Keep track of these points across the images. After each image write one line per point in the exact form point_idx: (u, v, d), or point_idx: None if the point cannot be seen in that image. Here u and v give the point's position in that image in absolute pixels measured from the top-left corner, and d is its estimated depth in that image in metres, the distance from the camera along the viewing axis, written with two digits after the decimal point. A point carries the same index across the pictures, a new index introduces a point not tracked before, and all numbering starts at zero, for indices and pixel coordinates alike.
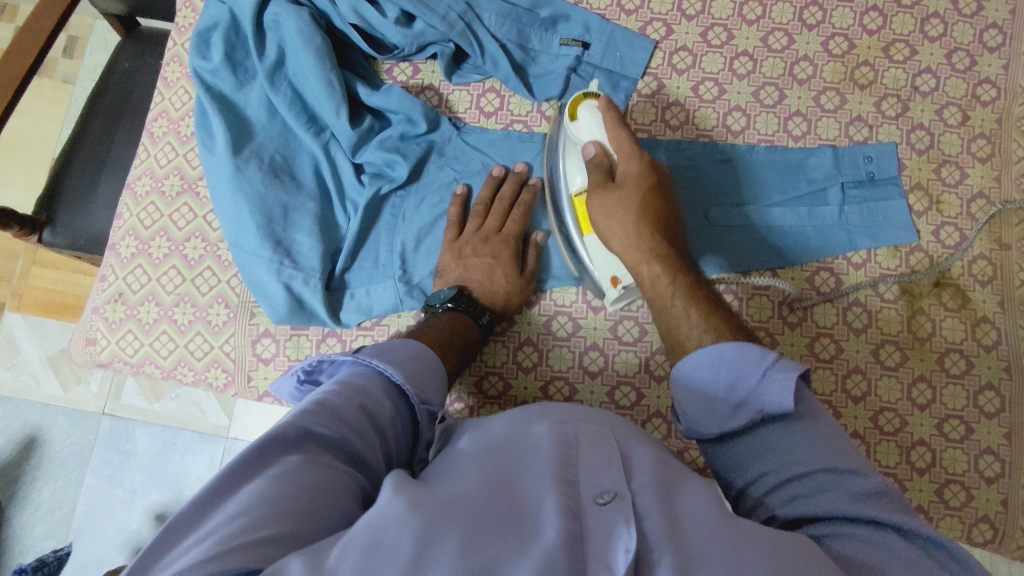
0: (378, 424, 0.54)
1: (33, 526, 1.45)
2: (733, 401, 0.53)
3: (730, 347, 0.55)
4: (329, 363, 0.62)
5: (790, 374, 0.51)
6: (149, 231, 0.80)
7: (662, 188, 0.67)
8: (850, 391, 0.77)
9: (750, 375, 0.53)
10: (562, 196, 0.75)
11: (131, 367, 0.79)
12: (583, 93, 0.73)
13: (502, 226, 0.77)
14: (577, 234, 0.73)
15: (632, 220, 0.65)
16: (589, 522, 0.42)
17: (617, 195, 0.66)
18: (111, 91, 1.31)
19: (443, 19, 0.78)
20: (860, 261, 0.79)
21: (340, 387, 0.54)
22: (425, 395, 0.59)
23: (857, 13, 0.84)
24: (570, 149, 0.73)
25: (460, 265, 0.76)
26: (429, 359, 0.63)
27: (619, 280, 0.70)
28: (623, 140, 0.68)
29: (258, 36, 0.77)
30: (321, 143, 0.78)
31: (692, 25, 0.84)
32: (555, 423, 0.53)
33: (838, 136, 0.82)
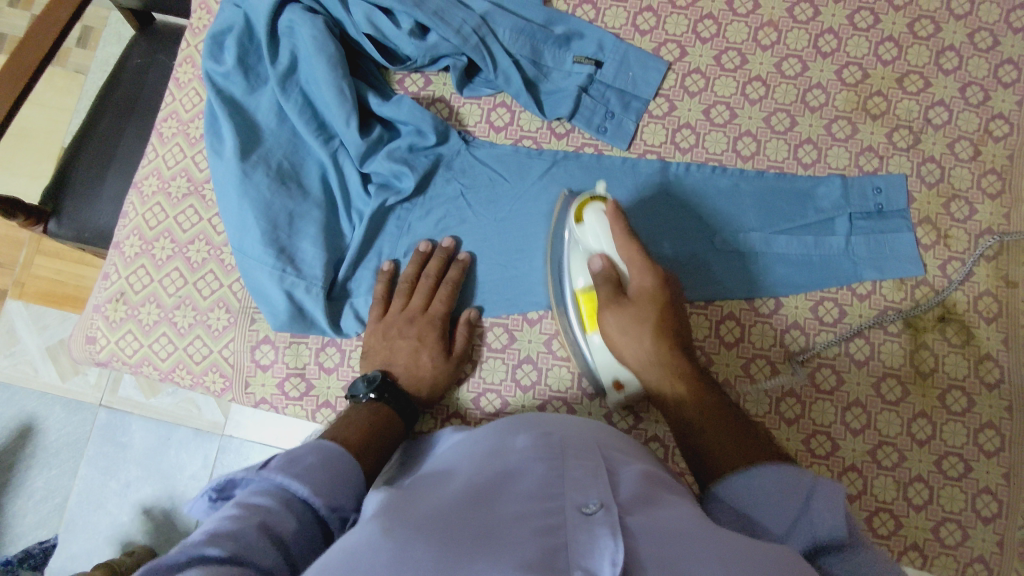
0: (284, 540, 0.47)
1: (24, 516, 1.45)
2: (787, 529, 0.49)
3: (777, 471, 0.53)
4: (236, 479, 0.54)
5: (839, 500, 0.48)
6: (154, 232, 0.80)
7: (675, 305, 0.68)
8: (849, 423, 0.76)
9: (800, 498, 0.50)
10: (567, 295, 0.74)
11: (130, 367, 0.78)
12: (590, 195, 0.72)
13: (428, 305, 0.76)
14: (579, 331, 0.74)
15: (650, 337, 0.66)
16: (574, 533, 0.42)
17: (632, 312, 0.67)
18: (123, 84, 1.32)
19: (457, 32, 0.77)
20: (865, 292, 0.79)
21: (237, 509, 0.48)
22: (337, 501, 0.53)
23: (873, 43, 0.84)
24: (576, 253, 0.73)
25: (386, 346, 0.73)
26: (338, 457, 0.56)
27: (622, 385, 0.71)
28: (635, 254, 0.68)
29: (271, 42, 0.77)
30: (329, 150, 0.78)
31: (707, 48, 0.84)
32: (539, 436, 0.53)
33: (848, 165, 0.82)
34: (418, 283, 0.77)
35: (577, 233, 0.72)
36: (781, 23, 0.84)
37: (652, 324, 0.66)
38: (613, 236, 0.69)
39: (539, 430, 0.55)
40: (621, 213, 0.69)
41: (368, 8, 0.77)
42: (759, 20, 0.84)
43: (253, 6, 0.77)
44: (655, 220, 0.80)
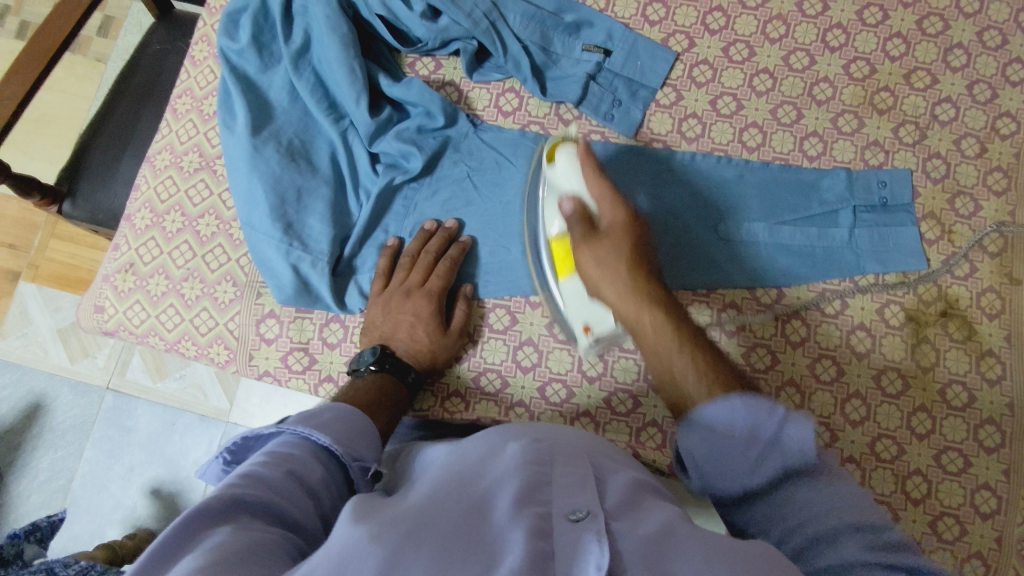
0: (309, 486, 0.52)
1: (30, 494, 1.47)
2: (755, 453, 0.52)
3: (744, 400, 0.54)
4: (255, 439, 0.59)
5: (808, 429, 0.52)
6: (165, 205, 0.81)
7: (647, 242, 0.66)
8: (849, 415, 0.76)
9: (770, 429, 0.52)
10: (542, 241, 0.74)
11: (136, 337, 0.79)
12: (562, 139, 0.72)
13: (426, 280, 0.76)
14: (554, 277, 0.72)
15: (625, 271, 0.64)
16: (561, 540, 0.43)
17: (607, 244, 0.64)
18: (141, 70, 1.34)
19: (468, 16, 0.78)
20: (867, 285, 0.79)
21: (266, 458, 0.52)
22: (357, 451, 0.56)
23: (880, 39, 0.84)
24: (550, 198, 0.71)
25: (386, 319, 0.75)
26: (356, 419, 0.59)
27: (591, 329, 0.70)
28: (606, 189, 0.66)
29: (286, 21, 0.78)
30: (339, 129, 0.79)
31: (715, 40, 0.85)
32: (529, 440, 0.54)
33: (854, 159, 0.82)
34: (418, 258, 0.77)
35: (550, 172, 0.71)
36: (790, 17, 0.85)
37: (627, 254, 0.64)
38: (585, 173, 0.67)
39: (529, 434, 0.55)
40: (590, 151, 0.68)
41: None
42: (768, 14, 0.85)
43: None
44: (659, 208, 0.81)
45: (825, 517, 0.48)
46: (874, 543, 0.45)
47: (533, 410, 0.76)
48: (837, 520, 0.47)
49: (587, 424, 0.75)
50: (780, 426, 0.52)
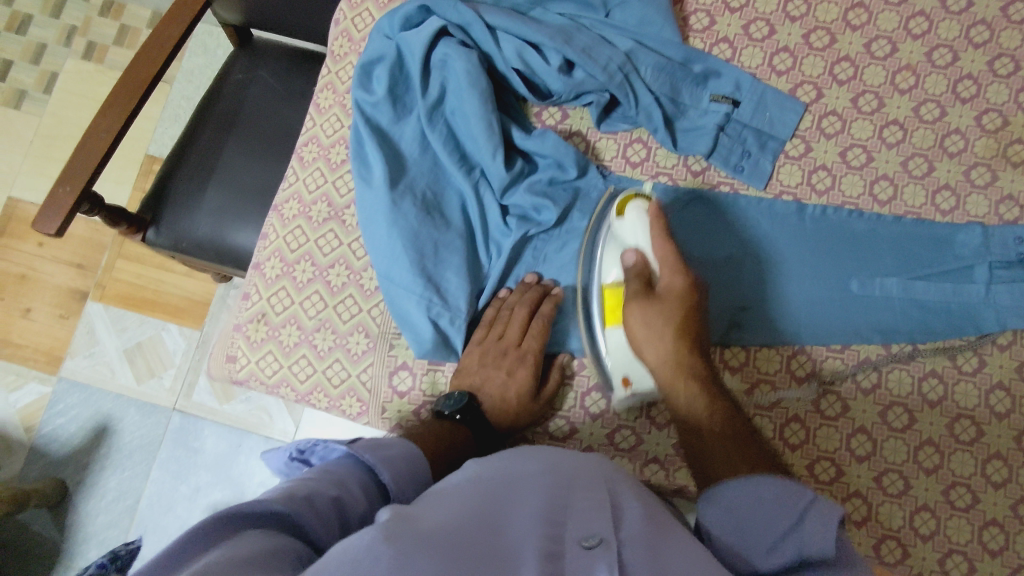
0: (347, 521, 0.52)
1: (97, 515, 1.42)
2: (771, 539, 0.52)
3: (775, 483, 0.55)
4: (323, 446, 0.64)
5: (831, 520, 0.51)
6: (295, 254, 0.81)
7: (700, 311, 0.70)
8: (990, 477, 0.74)
9: (793, 515, 0.52)
10: (592, 289, 0.76)
11: (267, 387, 0.80)
12: (635, 192, 0.75)
13: (522, 341, 0.75)
14: (599, 324, 0.75)
15: (671, 334, 0.69)
16: (569, 567, 0.43)
17: (661, 307, 0.69)
18: (223, 99, 1.31)
19: (603, 69, 0.79)
20: (1005, 342, 0.77)
21: (317, 475, 0.54)
22: (404, 497, 0.58)
23: (1013, 89, 0.83)
24: (611, 246, 0.74)
25: (481, 367, 0.75)
26: (417, 464, 0.61)
27: (630, 382, 0.73)
28: (669, 252, 0.71)
29: (424, 73, 0.78)
30: (471, 181, 0.79)
31: (843, 90, 0.84)
32: (548, 463, 0.54)
33: (988, 213, 0.81)
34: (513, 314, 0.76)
35: (616, 224, 0.74)
36: (919, 67, 0.84)
37: (676, 322, 0.69)
38: (650, 233, 0.72)
39: (548, 457, 0.55)
40: (663, 214, 0.72)
41: (519, 43, 0.79)
42: (897, 64, 0.84)
43: (406, 38, 0.78)
44: (790, 260, 0.80)
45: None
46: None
47: (668, 467, 0.75)
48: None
49: None
50: (803, 510, 0.52)
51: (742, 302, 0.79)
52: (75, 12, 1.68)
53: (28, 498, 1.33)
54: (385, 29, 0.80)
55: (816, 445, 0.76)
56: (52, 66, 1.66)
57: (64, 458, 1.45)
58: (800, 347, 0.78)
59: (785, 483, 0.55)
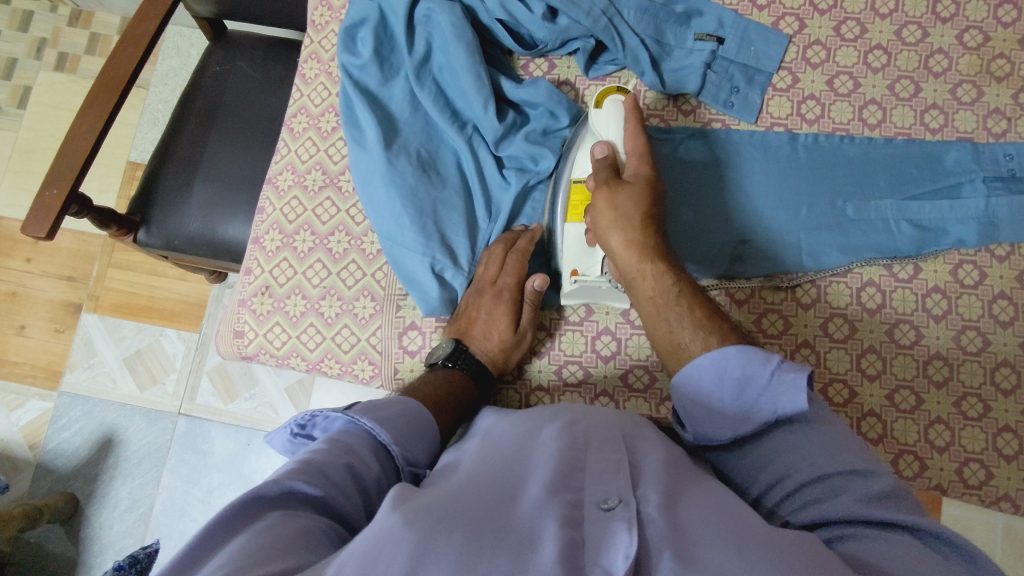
0: (363, 483, 0.53)
1: (112, 524, 1.40)
2: (746, 401, 0.55)
3: (737, 353, 0.56)
4: (323, 417, 0.62)
5: (801, 380, 0.53)
6: (294, 225, 0.81)
7: (660, 196, 0.69)
8: (1000, 384, 0.76)
9: (758, 380, 0.54)
10: (561, 181, 0.77)
11: (278, 359, 0.80)
12: (613, 87, 0.76)
13: (498, 276, 0.75)
14: (560, 217, 0.76)
15: (638, 221, 0.66)
16: (590, 529, 0.45)
17: (628, 191, 0.68)
18: (202, 92, 1.29)
19: (588, 13, 0.79)
20: (1003, 254, 0.78)
21: (325, 444, 0.54)
22: (409, 454, 0.59)
23: (991, 6, 0.84)
24: (587, 140, 0.76)
25: (467, 312, 0.76)
26: (418, 419, 0.62)
27: (580, 274, 0.73)
28: (638, 143, 0.71)
29: (409, 32, 0.78)
30: (464, 137, 0.78)
31: (826, 19, 0.85)
32: (563, 422, 0.57)
33: (977, 129, 0.82)
34: (495, 251, 0.75)
35: (592, 117, 0.75)
36: None
37: (643, 205, 0.67)
38: (624, 125, 0.73)
39: (564, 415, 0.58)
40: (638, 107, 0.73)
41: None
42: None
43: None
44: (787, 192, 0.80)
45: (817, 467, 0.51)
46: (862, 495, 0.48)
47: None
48: (830, 469, 0.50)
49: None
50: (772, 377, 0.54)
51: (742, 236, 0.79)
52: (42, 23, 1.66)
53: (39, 514, 1.32)
54: None
55: (827, 369, 0.77)
56: (24, 79, 1.63)
57: (72, 471, 1.44)
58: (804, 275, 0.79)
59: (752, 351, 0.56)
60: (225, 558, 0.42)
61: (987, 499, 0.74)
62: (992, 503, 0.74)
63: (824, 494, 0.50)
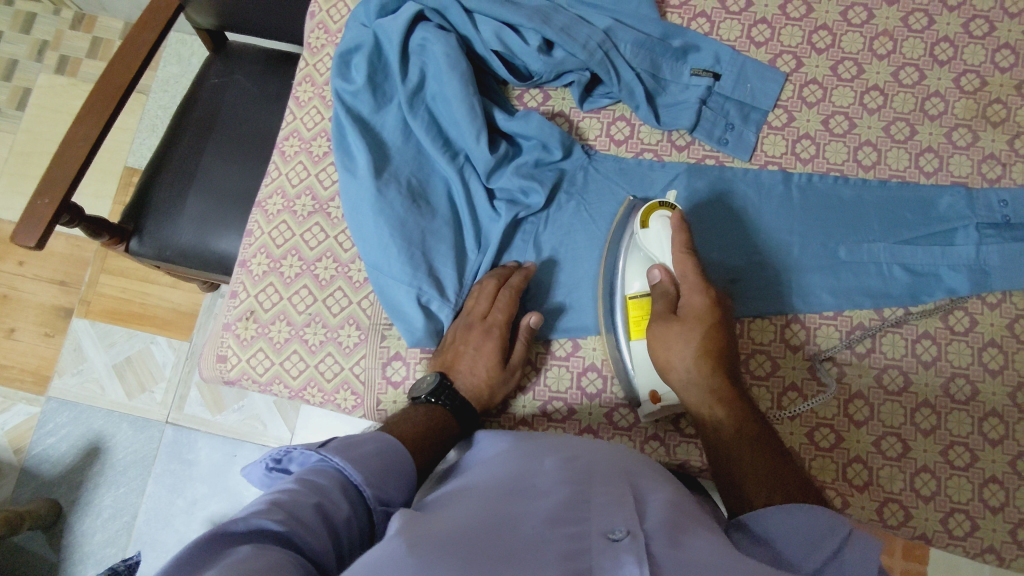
0: (333, 523, 0.52)
1: (93, 534, 1.39)
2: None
3: (814, 513, 0.53)
4: (299, 452, 0.59)
5: (873, 558, 0.49)
6: (281, 250, 0.80)
7: (726, 327, 0.68)
8: (987, 434, 0.75)
9: (833, 543, 0.51)
10: (614, 303, 0.74)
11: (259, 385, 0.79)
12: (659, 202, 0.73)
13: (489, 312, 0.74)
14: (621, 338, 0.74)
15: (694, 357, 0.67)
16: (598, 559, 0.45)
17: (682, 330, 0.67)
18: (200, 104, 1.29)
19: (583, 47, 0.78)
20: (994, 301, 0.77)
21: (295, 485, 0.53)
22: (385, 494, 0.57)
23: (990, 50, 0.83)
24: (636, 259, 0.73)
25: (455, 344, 0.74)
26: (396, 457, 0.60)
27: (661, 397, 0.71)
28: (690, 268, 0.69)
29: (403, 60, 0.78)
30: (456, 167, 0.78)
31: (823, 58, 0.84)
32: (565, 459, 0.57)
33: (971, 174, 0.81)
34: (483, 288, 0.75)
35: (640, 237, 0.73)
36: (896, 32, 0.84)
37: (698, 342, 0.67)
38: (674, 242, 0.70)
39: (565, 451, 0.59)
40: (685, 224, 0.70)
41: (497, 24, 0.79)
42: (874, 30, 0.85)
43: (383, 25, 0.78)
44: (779, 231, 0.80)
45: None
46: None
47: (669, 443, 0.75)
48: None
49: None
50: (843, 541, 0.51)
51: (732, 275, 0.79)
52: (45, 26, 1.65)
53: (20, 521, 1.30)
54: (362, 18, 0.80)
55: (814, 413, 0.77)
56: (24, 81, 1.63)
57: (56, 478, 1.42)
58: (793, 316, 0.79)
59: (825, 511, 0.54)
60: None
61: (972, 551, 0.73)
62: (977, 555, 0.73)
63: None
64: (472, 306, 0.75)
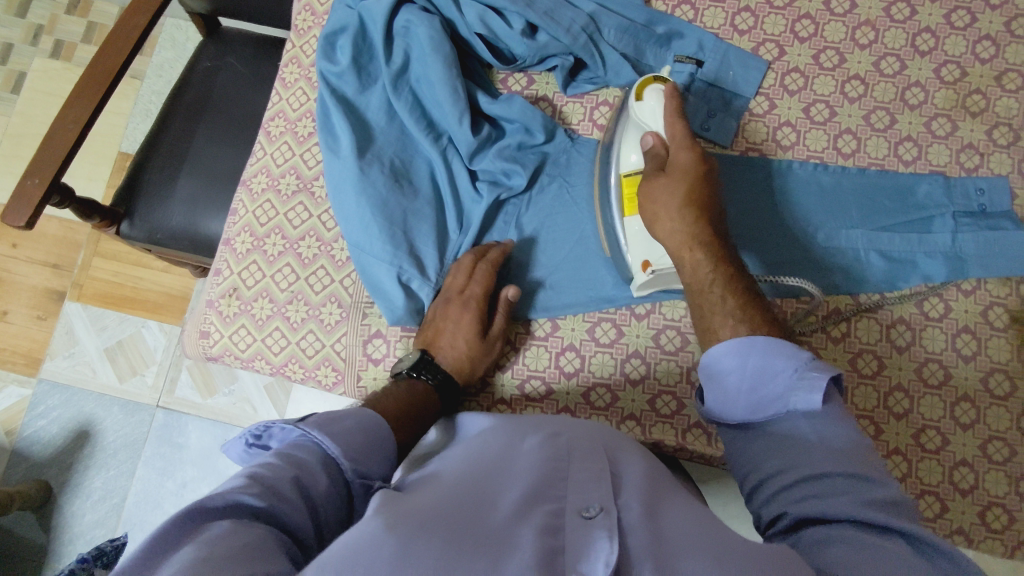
0: (311, 499, 0.52)
1: (84, 514, 1.40)
2: (761, 395, 0.56)
3: (775, 351, 0.56)
4: (279, 427, 0.59)
5: (819, 384, 0.53)
6: (265, 228, 0.81)
7: (710, 182, 0.68)
8: (959, 418, 0.76)
9: (785, 371, 0.55)
10: (612, 176, 0.75)
11: (242, 362, 0.80)
12: (651, 77, 0.73)
13: (467, 285, 0.75)
14: (618, 214, 0.75)
15: (679, 205, 0.66)
16: (571, 536, 0.46)
17: (667, 180, 0.68)
18: (192, 88, 1.29)
19: (567, 31, 0.79)
20: (969, 288, 0.78)
21: (272, 459, 0.53)
22: (364, 468, 0.57)
23: (970, 41, 0.84)
24: (630, 131, 0.73)
25: (434, 320, 0.75)
26: (375, 431, 0.60)
27: (651, 265, 0.71)
28: (680, 131, 0.69)
29: (387, 42, 0.79)
30: (438, 148, 0.79)
31: (805, 47, 0.85)
32: (545, 433, 0.57)
33: (950, 163, 0.82)
34: (463, 263, 0.76)
35: (634, 108, 0.72)
36: (879, 22, 0.85)
37: (684, 194, 0.67)
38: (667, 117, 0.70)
39: (546, 426, 0.58)
40: (678, 94, 0.70)
41: (481, 8, 0.79)
42: (857, 20, 0.85)
43: (368, 7, 0.79)
44: (757, 216, 0.81)
45: (813, 461, 0.51)
46: (861, 500, 0.48)
47: (644, 423, 0.76)
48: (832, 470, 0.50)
49: (700, 435, 0.75)
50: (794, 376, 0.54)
51: None
52: (41, 10, 1.66)
53: (11, 500, 1.31)
54: (348, 1, 0.81)
55: None
56: (19, 65, 1.63)
57: (48, 459, 1.44)
58: (770, 301, 0.80)
59: (785, 350, 0.56)
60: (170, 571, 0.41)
61: (941, 533, 0.74)
62: (946, 537, 0.74)
63: (817, 489, 0.50)
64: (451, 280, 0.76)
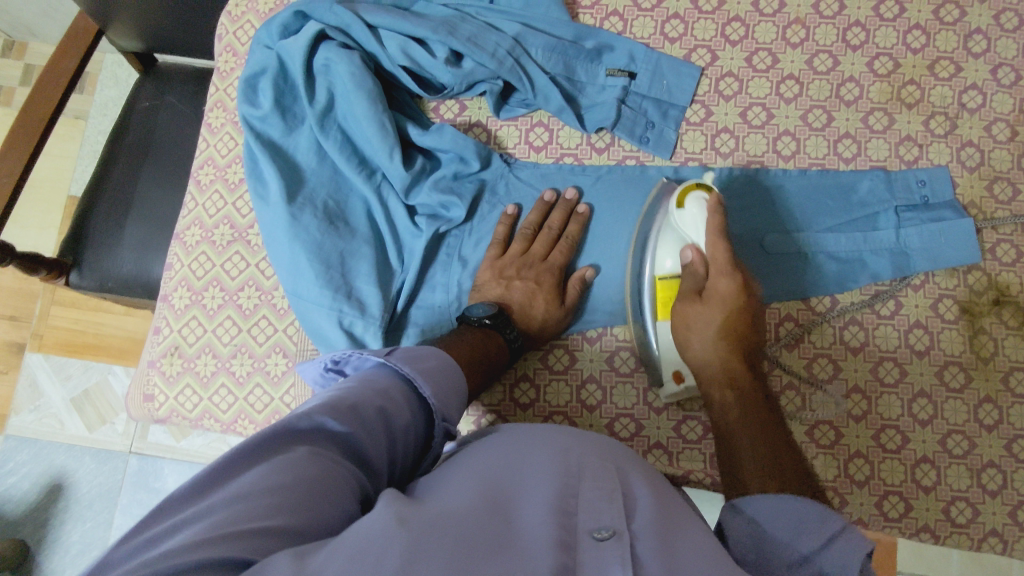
0: (392, 429, 0.52)
1: (64, 571, 1.36)
2: (796, 560, 0.50)
3: (804, 505, 0.52)
4: (357, 355, 0.60)
5: (856, 554, 0.47)
6: (202, 281, 0.79)
7: (747, 313, 0.69)
8: (918, 415, 0.76)
9: (818, 537, 0.50)
10: (644, 276, 0.75)
11: (190, 421, 0.78)
12: (695, 181, 0.72)
13: (547, 255, 0.76)
14: (648, 318, 0.74)
15: (713, 335, 0.68)
16: (582, 559, 0.42)
17: (701, 309, 0.69)
18: (131, 129, 1.23)
19: (492, 55, 0.78)
20: (917, 283, 0.78)
21: (361, 386, 0.53)
22: (447, 411, 0.57)
23: (900, 32, 0.84)
24: (668, 237, 0.73)
25: (498, 283, 0.75)
26: (455, 375, 0.60)
27: (683, 378, 0.72)
28: (724, 254, 0.69)
29: (309, 81, 0.77)
30: (372, 185, 0.77)
31: (737, 50, 0.84)
32: (557, 446, 0.53)
33: (889, 157, 0.81)
34: (540, 232, 0.78)
35: (675, 216, 0.72)
36: (808, 19, 0.84)
37: (721, 322, 0.68)
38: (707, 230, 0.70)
39: (556, 438, 0.55)
40: (721, 208, 0.69)
41: (401, 39, 0.78)
42: (786, 19, 0.84)
43: (286, 46, 0.77)
44: None
45: None
46: None
47: None
48: None
49: (661, 455, 0.75)
50: (828, 539, 0.49)
51: None
52: None
53: None
54: (265, 40, 0.79)
55: None
56: None
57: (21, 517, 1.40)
58: None
59: (816, 505, 0.52)
60: (239, 493, 0.40)
61: (909, 531, 0.74)
62: (914, 534, 0.74)
63: None
64: (508, 248, 0.78)
